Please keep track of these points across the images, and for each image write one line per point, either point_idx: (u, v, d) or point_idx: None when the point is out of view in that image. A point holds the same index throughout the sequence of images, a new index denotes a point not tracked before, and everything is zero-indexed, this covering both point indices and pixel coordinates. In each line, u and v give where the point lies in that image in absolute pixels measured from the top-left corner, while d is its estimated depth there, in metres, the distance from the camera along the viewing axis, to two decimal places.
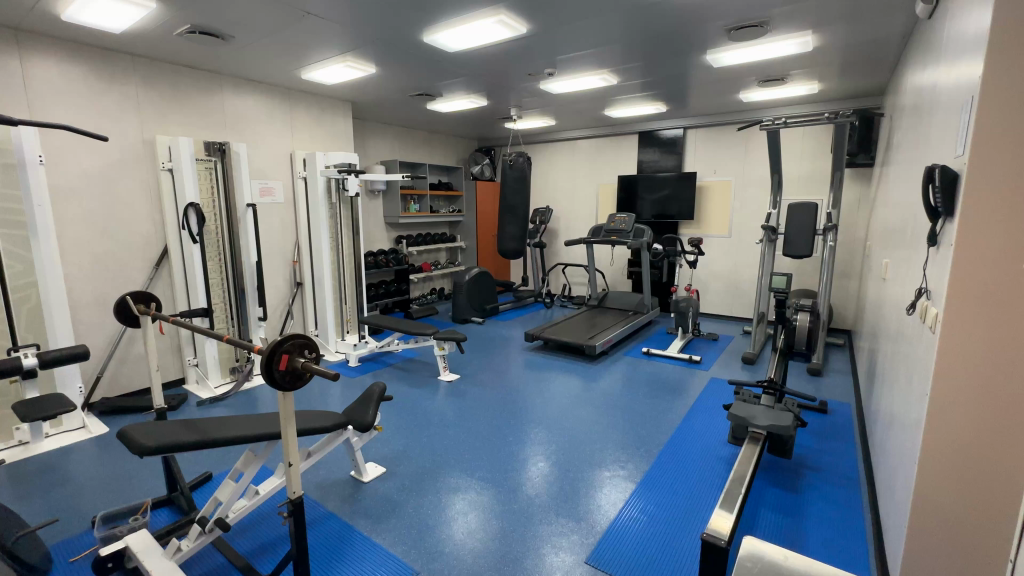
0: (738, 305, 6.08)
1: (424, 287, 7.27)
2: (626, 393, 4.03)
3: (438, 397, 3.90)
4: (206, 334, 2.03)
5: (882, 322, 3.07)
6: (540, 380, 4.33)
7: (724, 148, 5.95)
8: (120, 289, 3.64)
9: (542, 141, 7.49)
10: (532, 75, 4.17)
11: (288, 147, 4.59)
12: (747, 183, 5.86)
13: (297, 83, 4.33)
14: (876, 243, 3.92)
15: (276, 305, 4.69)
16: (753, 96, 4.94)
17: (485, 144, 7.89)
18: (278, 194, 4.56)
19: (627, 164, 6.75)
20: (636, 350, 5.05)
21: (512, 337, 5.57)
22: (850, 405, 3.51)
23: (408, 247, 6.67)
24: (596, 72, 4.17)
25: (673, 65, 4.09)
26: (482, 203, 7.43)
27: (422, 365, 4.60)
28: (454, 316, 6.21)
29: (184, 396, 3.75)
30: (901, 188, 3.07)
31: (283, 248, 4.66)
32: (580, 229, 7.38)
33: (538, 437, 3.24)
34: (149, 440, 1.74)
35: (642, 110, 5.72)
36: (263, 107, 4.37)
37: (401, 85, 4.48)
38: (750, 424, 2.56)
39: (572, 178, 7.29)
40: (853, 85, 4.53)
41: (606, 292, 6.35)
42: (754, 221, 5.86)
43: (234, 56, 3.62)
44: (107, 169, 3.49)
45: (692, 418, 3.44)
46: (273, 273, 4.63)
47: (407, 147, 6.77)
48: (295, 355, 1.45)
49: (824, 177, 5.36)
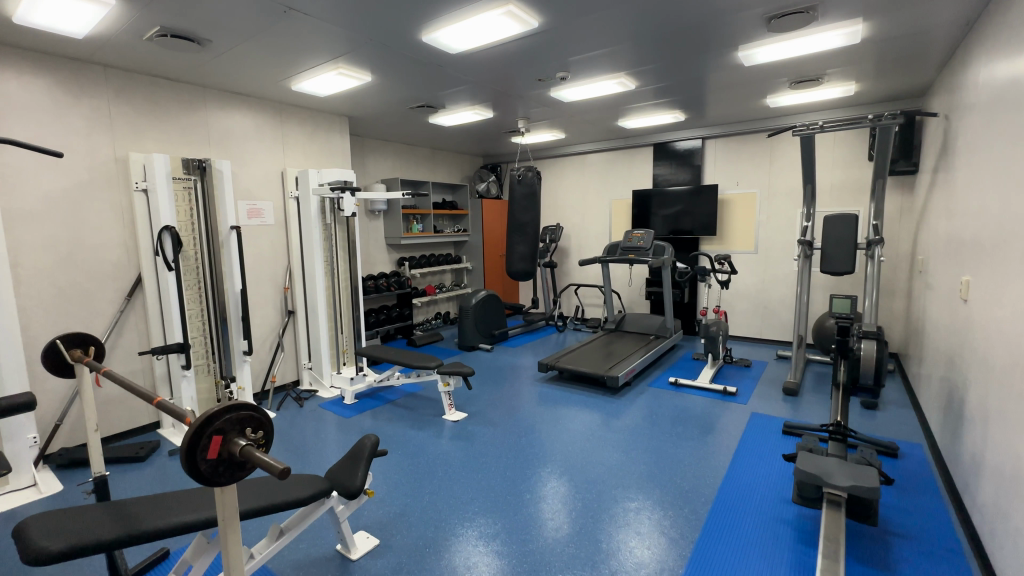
0: (767, 326, 5.61)
1: (428, 312, 6.84)
2: (655, 432, 3.55)
3: (444, 440, 3.44)
4: (126, 385, 1.54)
5: (964, 352, 2.61)
6: (556, 417, 3.86)
7: (747, 159, 5.58)
8: (86, 324, 3.25)
9: (551, 156, 7.15)
10: (543, 80, 3.80)
11: (279, 164, 4.25)
12: (773, 195, 5.45)
13: (289, 96, 4.01)
14: (936, 260, 3.47)
15: (266, 338, 4.26)
16: (782, 101, 4.56)
17: (490, 162, 7.59)
18: (267, 216, 4.21)
19: (641, 178, 6.38)
20: (662, 380, 4.57)
21: (523, 366, 5.12)
22: (923, 448, 3.02)
23: (411, 270, 6.29)
24: (612, 76, 3.79)
25: (696, 67, 3.73)
26: (489, 222, 7.07)
27: (425, 401, 4.13)
28: (461, 343, 5.78)
29: (155, 445, 3.31)
30: (979, 194, 2.64)
31: (273, 273, 4.28)
32: (592, 247, 6.97)
33: (559, 492, 2.76)
34: (55, 542, 1.31)
35: (658, 120, 5.37)
36: (252, 123, 4.05)
37: (402, 96, 4.15)
38: (827, 485, 2.08)
39: (583, 194, 6.93)
40: (894, 86, 4.13)
41: (624, 315, 5.91)
42: (784, 235, 5.42)
43: (216, 65, 3.30)
44: (72, 190, 3.14)
45: (740, 466, 2.94)
46: (262, 301, 4.23)
47: (409, 164, 6.46)
48: (232, 436, 1.02)
49: (860, 187, 4.94)
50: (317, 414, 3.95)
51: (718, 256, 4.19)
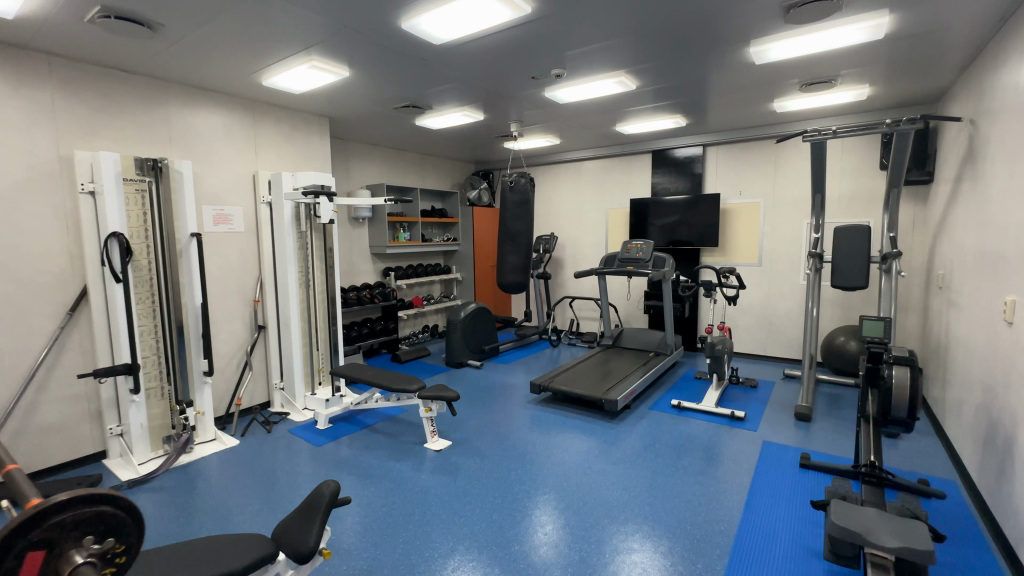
0: (772, 343, 5.31)
1: (414, 325, 6.49)
2: (659, 462, 3.21)
3: (425, 472, 3.09)
4: None
5: (1009, 382, 2.31)
6: (550, 445, 3.50)
7: (750, 167, 5.32)
8: (20, 342, 2.87)
9: (545, 163, 6.88)
10: (537, 78, 3.52)
11: (250, 166, 3.91)
12: (778, 205, 5.19)
13: (261, 93, 3.69)
14: (962, 277, 3.20)
15: (233, 355, 3.89)
16: (790, 106, 4.31)
17: (482, 168, 7.28)
18: (236, 222, 3.86)
19: (639, 187, 6.11)
20: (663, 401, 4.24)
21: (514, 385, 4.77)
22: (957, 485, 2.73)
23: (397, 281, 5.97)
24: (611, 75, 3.51)
25: (702, 66, 3.46)
26: (480, 231, 6.76)
27: (406, 426, 3.77)
28: (448, 360, 5.43)
29: (95, 479, 2.93)
30: (1020, 204, 2.36)
31: (241, 284, 3.92)
32: (588, 257, 6.67)
33: (553, 537, 2.41)
34: None
35: (658, 125, 5.11)
36: (220, 122, 3.72)
37: (385, 94, 3.85)
38: (870, 546, 1.76)
39: (579, 203, 6.65)
40: (909, 91, 3.90)
41: (621, 330, 5.60)
42: (790, 247, 5.15)
43: (175, 56, 2.98)
44: (6, 191, 2.79)
45: (757, 507, 2.62)
46: (228, 316, 3.87)
47: (396, 170, 6.15)
48: (66, 550, 0.76)
49: (871, 197, 4.69)
50: (285, 441, 3.57)
51: (724, 269, 3.89)
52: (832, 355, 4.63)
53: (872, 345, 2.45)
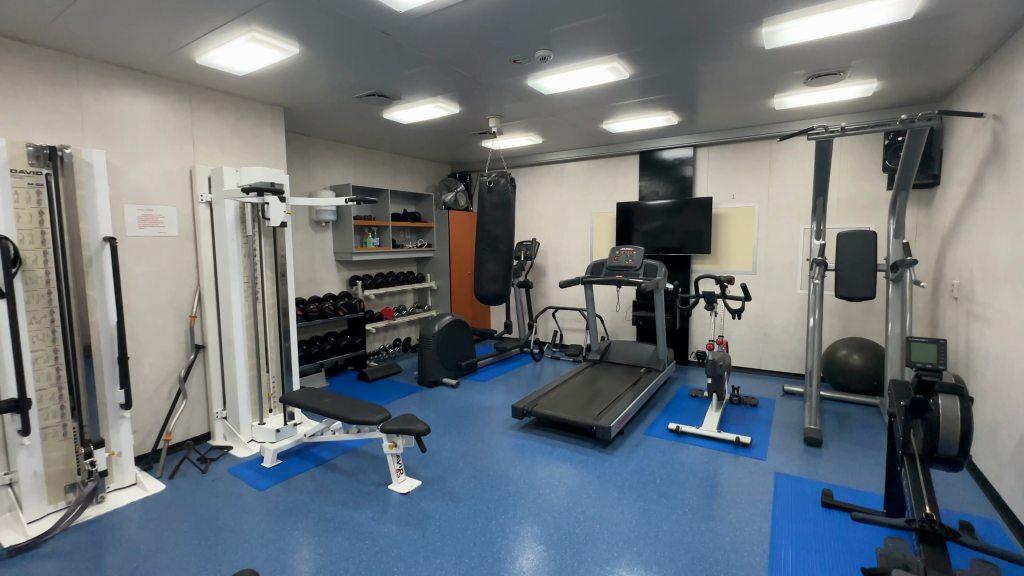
0: (768, 356, 4.99)
1: (385, 338, 5.97)
2: (662, 499, 2.80)
3: (389, 522, 2.58)
4: None
5: None
6: (536, 481, 3.02)
7: (743, 170, 5.03)
8: None
9: (526, 165, 6.48)
10: (519, 62, 3.09)
11: (186, 160, 3.37)
12: (773, 209, 4.90)
13: (199, 74, 3.17)
14: (989, 288, 2.89)
15: (164, 380, 3.32)
16: (790, 103, 4.00)
17: (459, 170, 6.84)
18: (168, 225, 3.30)
19: (626, 190, 5.76)
20: (659, 424, 3.84)
21: (494, 407, 4.30)
22: (1002, 527, 2.39)
23: (365, 291, 5.45)
24: (602, 60, 3.11)
25: (702, 54, 3.10)
26: (456, 237, 6.30)
27: (368, 461, 3.26)
28: (420, 378, 4.92)
29: None
30: None
31: (174, 298, 3.36)
32: (572, 265, 6.27)
33: None
34: None
35: (648, 123, 4.76)
36: (148, 107, 3.17)
37: (344, 78, 3.37)
38: None
39: (562, 207, 6.27)
40: (918, 87, 3.63)
41: (609, 343, 5.20)
42: (787, 255, 4.85)
43: (79, 22, 2.44)
44: None
45: (785, 563, 2.21)
46: (157, 335, 3.29)
47: (365, 170, 5.65)
48: None
49: (872, 202, 4.43)
50: (221, 484, 3.00)
51: (725, 279, 3.52)
52: (835, 370, 4.32)
53: (924, 373, 2.01)
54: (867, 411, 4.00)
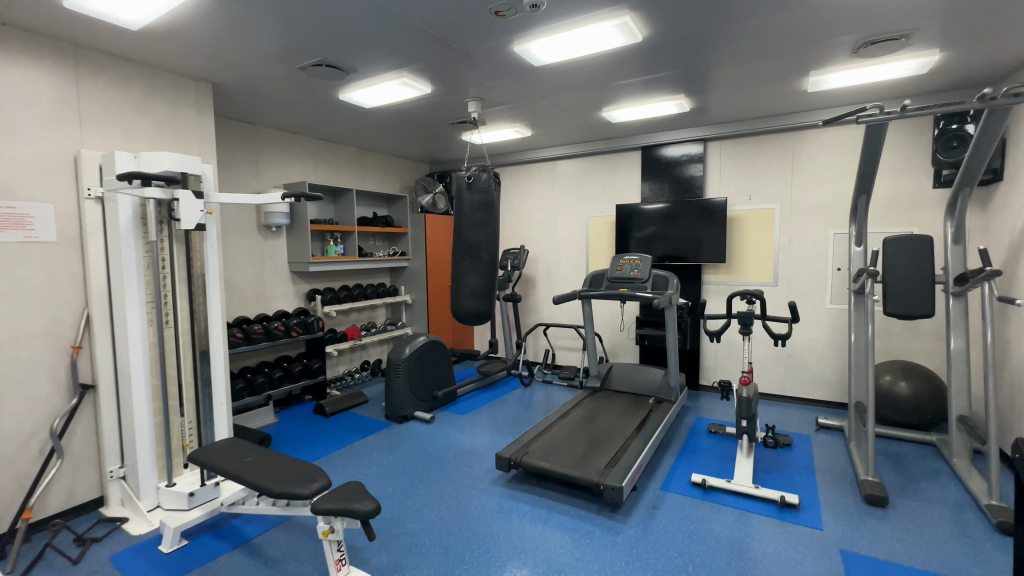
0: (793, 382, 4.32)
1: (351, 361, 5.19)
2: None
3: None
4: None
5: None
6: (526, 570, 2.22)
7: (760, 166, 4.39)
8: None
9: (513, 163, 5.79)
10: (501, 15, 2.39)
11: (69, 143, 2.59)
12: (798, 211, 4.25)
13: (80, 26, 2.40)
14: None
15: (33, 433, 2.51)
16: (827, 82, 3.36)
17: (438, 169, 6.11)
18: (40, 228, 2.51)
19: (626, 192, 5.09)
20: (677, 472, 3.10)
21: (474, 450, 3.53)
22: None
23: (325, 307, 4.66)
24: (609, 13, 2.41)
25: (735, 9, 2.43)
26: (434, 244, 5.55)
27: (305, 540, 2.47)
28: (388, 412, 4.13)
29: None
30: None
31: (50, 323, 2.56)
32: (565, 275, 5.56)
33: None
34: None
35: (655, 110, 4.09)
36: (8, 71, 2.39)
37: (279, 39, 2.63)
38: None
39: (553, 210, 5.58)
40: (983, 62, 3.02)
41: (610, 366, 4.48)
42: (814, 264, 4.20)
43: None
44: None
45: None
46: (23, 374, 2.48)
47: (326, 167, 4.89)
48: None
49: (915, 203, 3.80)
50: None
51: (753, 293, 2.79)
52: (877, 400, 3.66)
53: None
54: (922, 453, 3.33)
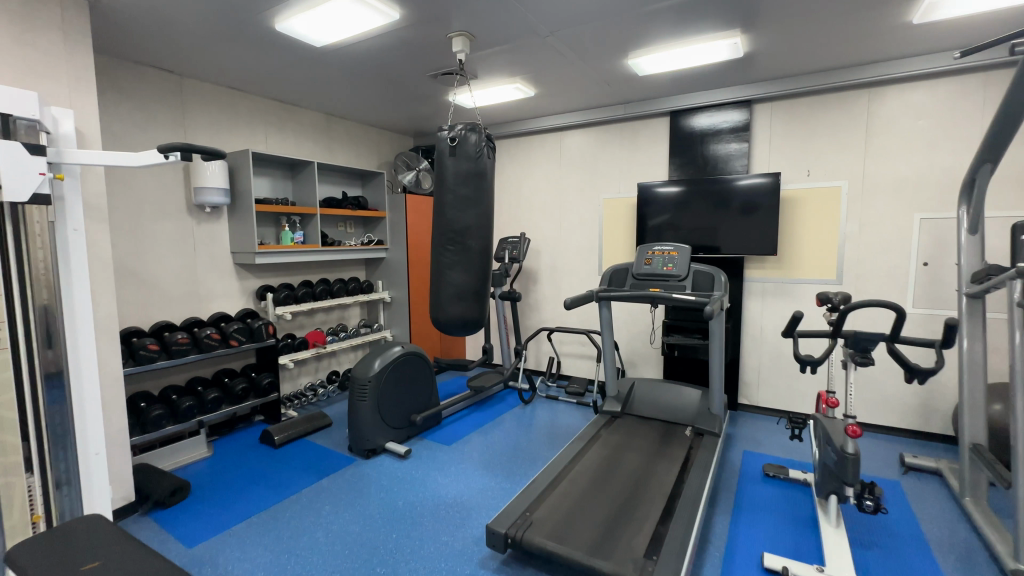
0: (860, 404, 3.47)
1: (315, 373, 4.32)
2: None
3: None
4: None
5: None
6: None
7: (823, 134, 3.49)
8: None
9: (511, 134, 4.86)
10: None
11: None
12: (871, 190, 3.37)
13: None
14: None
15: None
16: (940, 9, 2.47)
17: (423, 143, 5.19)
18: None
19: (649, 167, 4.19)
20: (739, 548, 2.23)
21: (458, 504, 2.66)
22: None
23: (279, 308, 3.76)
24: None
25: None
26: (416, 231, 4.64)
27: None
28: (352, 445, 3.23)
29: None
30: None
31: None
32: (574, 268, 4.67)
33: None
34: None
35: (697, 58, 3.17)
36: None
37: None
38: None
39: (559, 191, 4.67)
40: None
41: (632, 383, 3.61)
42: (891, 258, 3.33)
43: None
44: None
45: None
46: None
47: (281, 134, 3.97)
48: None
49: None
50: None
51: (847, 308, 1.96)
52: None
53: None
54: None
